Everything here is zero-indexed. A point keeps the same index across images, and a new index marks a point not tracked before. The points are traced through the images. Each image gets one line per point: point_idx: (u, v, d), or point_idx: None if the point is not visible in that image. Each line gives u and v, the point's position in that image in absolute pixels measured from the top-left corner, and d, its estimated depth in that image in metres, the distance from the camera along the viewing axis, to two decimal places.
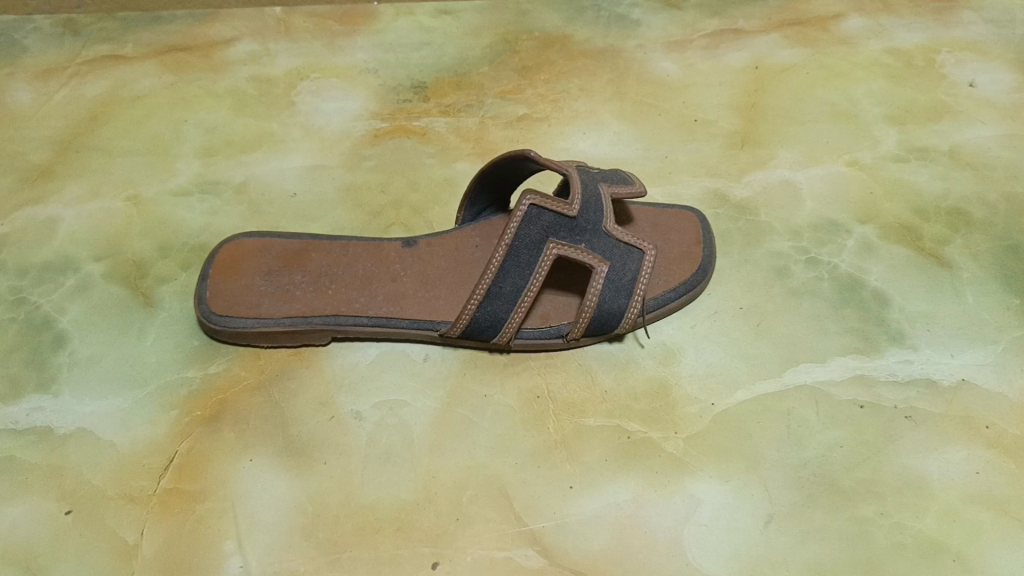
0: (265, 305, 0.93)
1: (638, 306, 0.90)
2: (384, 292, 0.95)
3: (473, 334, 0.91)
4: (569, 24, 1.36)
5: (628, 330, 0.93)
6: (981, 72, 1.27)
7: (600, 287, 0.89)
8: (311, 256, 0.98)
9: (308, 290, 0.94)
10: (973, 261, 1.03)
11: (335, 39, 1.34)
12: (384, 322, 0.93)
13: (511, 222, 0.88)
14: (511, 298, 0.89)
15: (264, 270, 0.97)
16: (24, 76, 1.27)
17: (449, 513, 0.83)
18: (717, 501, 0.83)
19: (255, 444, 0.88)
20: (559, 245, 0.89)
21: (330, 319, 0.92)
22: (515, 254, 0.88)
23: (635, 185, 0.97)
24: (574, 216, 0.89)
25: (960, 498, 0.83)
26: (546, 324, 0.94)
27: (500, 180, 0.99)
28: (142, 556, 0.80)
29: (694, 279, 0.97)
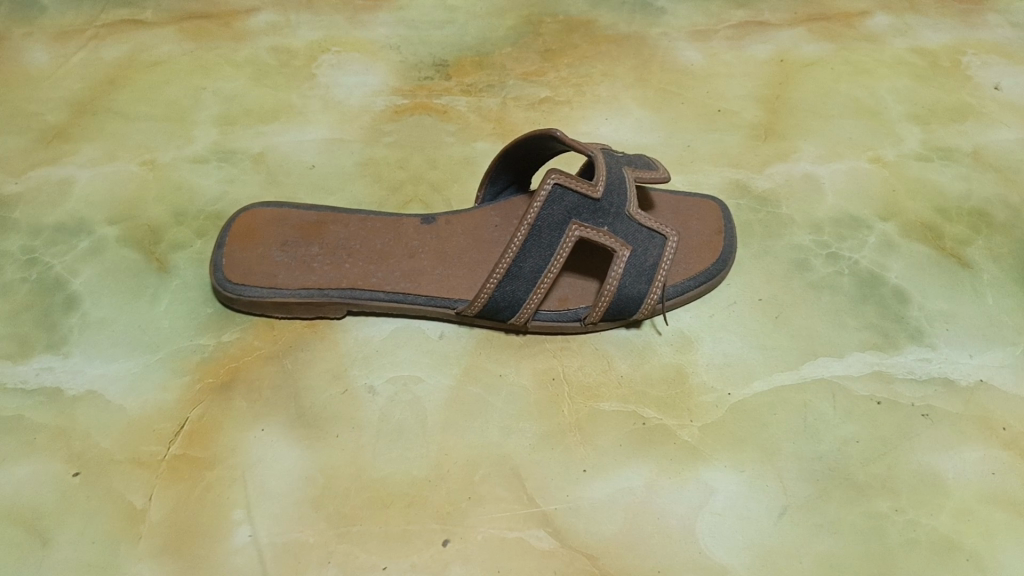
0: (281, 275, 0.92)
1: (658, 293, 0.90)
2: (402, 268, 0.94)
3: (490, 313, 0.90)
4: (594, 9, 1.35)
5: (646, 317, 0.92)
6: (1006, 75, 1.26)
7: (621, 272, 0.88)
8: (329, 228, 0.97)
9: (325, 263, 0.93)
10: (994, 263, 1.03)
11: (357, 13, 1.32)
12: (400, 298, 0.92)
13: (534, 202, 0.86)
14: (531, 279, 0.88)
15: (281, 240, 0.96)
16: (42, 37, 1.26)
17: (461, 492, 0.82)
18: (731, 491, 0.83)
19: (266, 414, 0.87)
20: (582, 226, 0.88)
21: (346, 293, 0.91)
22: (537, 235, 0.87)
23: (659, 172, 0.96)
24: (598, 199, 0.88)
25: (975, 497, 0.83)
26: (563, 307, 0.93)
27: (522, 160, 0.98)
28: (150, 522, 0.79)
29: (714, 269, 0.96)
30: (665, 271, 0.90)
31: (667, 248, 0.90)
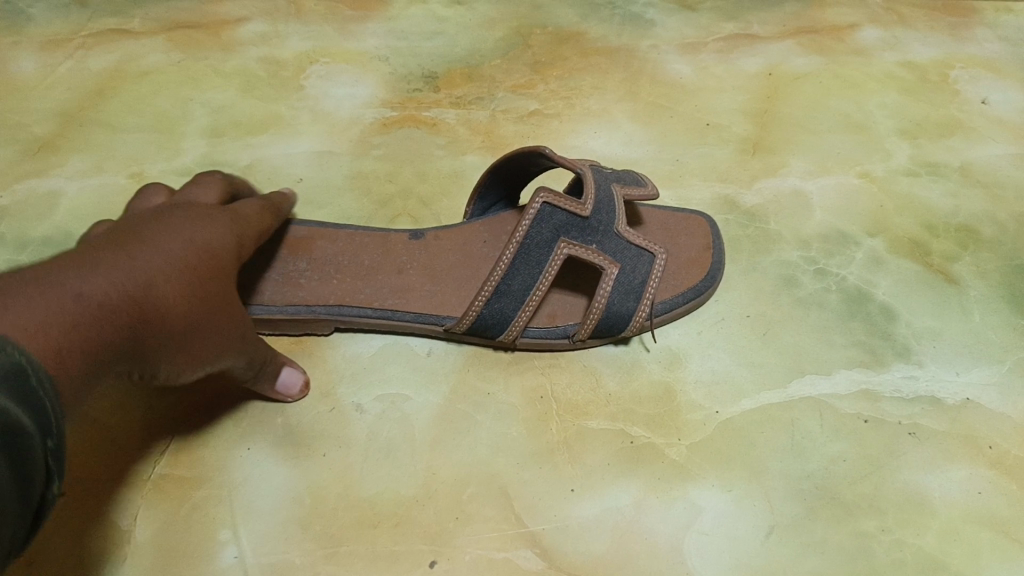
0: (267, 291, 0.91)
1: (647, 310, 0.90)
2: (391, 286, 0.93)
3: (478, 330, 0.90)
4: (583, 21, 1.35)
5: (633, 333, 0.92)
6: (994, 90, 1.26)
7: (609, 289, 0.88)
8: (316, 243, 0.96)
9: (313, 279, 0.92)
10: (981, 280, 1.03)
11: (347, 23, 1.32)
12: (389, 314, 0.91)
13: (523, 220, 0.86)
14: (519, 297, 0.88)
15: (267, 252, 0.94)
16: (30, 47, 1.25)
17: (448, 511, 0.82)
18: (718, 511, 0.83)
19: (253, 432, 0.87)
20: (570, 244, 0.88)
21: (334, 310, 0.91)
22: (525, 253, 0.87)
23: (648, 189, 0.96)
24: (586, 217, 0.88)
25: (961, 516, 0.83)
26: (552, 325, 0.93)
27: (510, 175, 0.97)
28: (136, 542, 0.79)
29: (702, 285, 0.96)
30: (654, 290, 0.90)
31: (655, 266, 0.90)
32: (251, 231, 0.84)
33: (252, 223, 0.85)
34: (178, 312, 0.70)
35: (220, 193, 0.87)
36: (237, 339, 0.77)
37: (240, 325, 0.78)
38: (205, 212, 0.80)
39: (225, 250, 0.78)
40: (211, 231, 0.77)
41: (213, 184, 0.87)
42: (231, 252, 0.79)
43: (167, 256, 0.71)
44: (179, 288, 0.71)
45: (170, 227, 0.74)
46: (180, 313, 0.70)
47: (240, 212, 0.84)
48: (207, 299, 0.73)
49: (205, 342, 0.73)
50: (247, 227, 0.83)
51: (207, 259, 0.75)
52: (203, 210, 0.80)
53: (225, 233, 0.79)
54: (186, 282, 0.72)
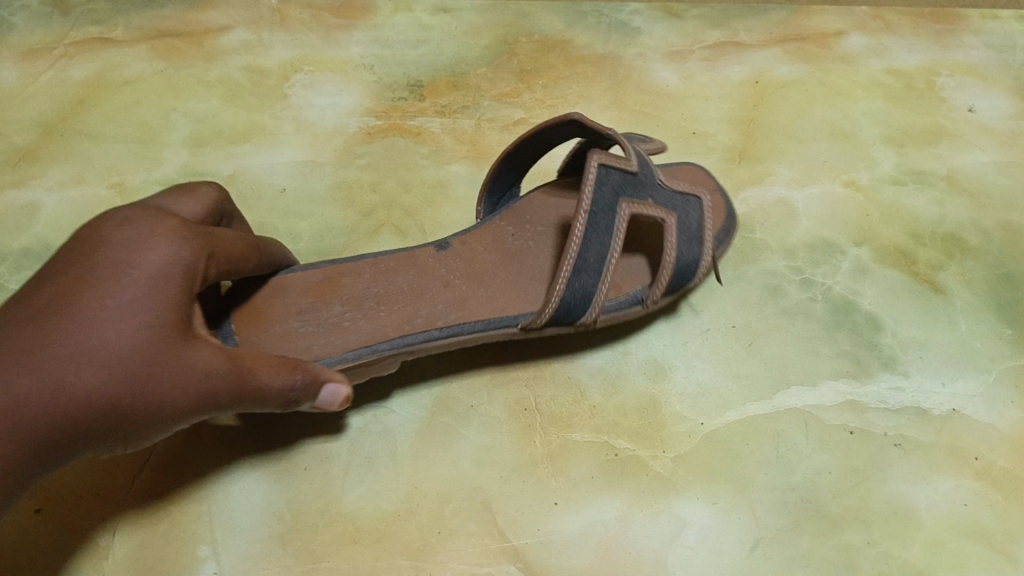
0: (317, 345, 0.80)
1: (711, 252, 0.91)
2: (444, 299, 0.87)
3: (562, 318, 0.85)
4: (569, 29, 1.34)
5: (701, 282, 0.92)
6: (980, 97, 1.26)
7: (676, 240, 0.88)
8: (343, 283, 0.86)
9: (358, 317, 0.83)
10: (967, 289, 1.03)
11: (332, 32, 1.31)
12: (458, 330, 0.84)
13: (586, 186, 0.83)
14: (596, 267, 0.84)
15: (294, 307, 0.83)
16: (11, 56, 1.25)
17: (431, 526, 0.82)
18: (703, 524, 0.83)
19: (234, 446, 0.86)
20: (631, 202, 0.86)
21: (397, 342, 0.82)
22: (595, 220, 0.84)
23: (652, 143, 1.01)
24: (634, 172, 0.87)
25: (946, 528, 0.83)
26: (620, 295, 0.90)
27: (519, 159, 0.96)
28: (113, 559, 0.79)
29: (730, 224, 0.97)
30: (709, 231, 0.91)
31: (703, 206, 0.92)
32: (214, 256, 0.71)
33: (222, 246, 0.73)
34: (104, 389, 0.59)
35: (201, 213, 0.76)
36: (211, 387, 0.65)
37: (209, 370, 0.65)
38: (146, 237, 0.66)
39: (158, 297, 0.64)
40: (139, 276, 0.63)
41: (199, 201, 0.77)
42: (172, 290, 0.65)
43: (82, 327, 0.59)
44: (99, 359, 0.59)
45: (85, 280, 0.61)
46: (110, 385, 0.60)
47: (208, 234, 0.72)
48: (150, 356, 0.61)
49: (156, 403, 0.62)
50: (194, 258, 0.68)
51: (143, 311, 0.62)
52: (131, 241, 0.65)
53: (149, 270, 0.64)
54: (114, 348, 0.60)
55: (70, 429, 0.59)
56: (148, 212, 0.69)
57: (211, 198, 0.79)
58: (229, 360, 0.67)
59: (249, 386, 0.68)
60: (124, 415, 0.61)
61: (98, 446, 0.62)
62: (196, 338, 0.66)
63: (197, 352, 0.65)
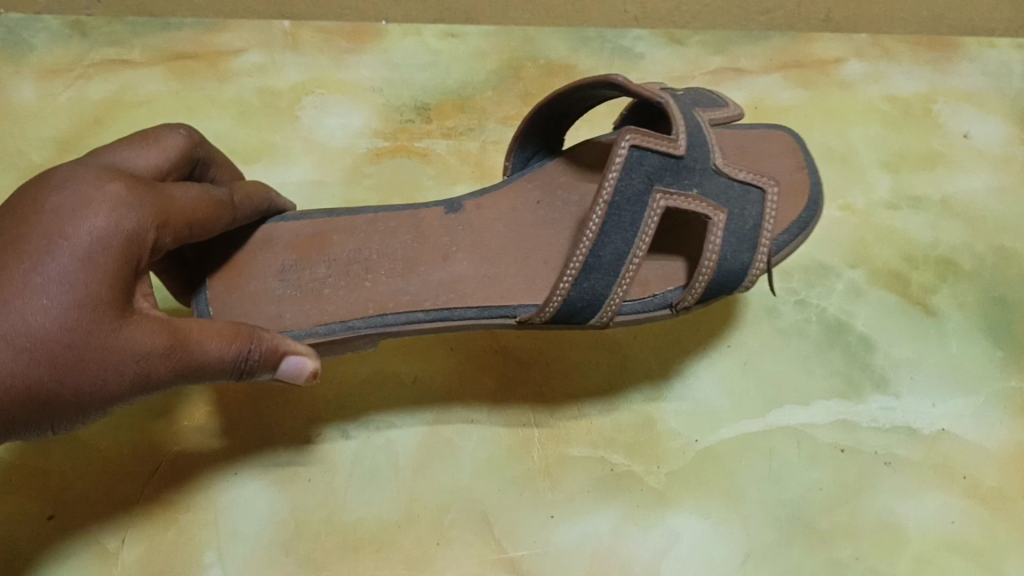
0: (288, 313, 0.78)
1: (765, 257, 0.78)
2: (436, 276, 0.83)
3: (566, 316, 0.79)
4: (573, 53, 1.37)
5: (750, 287, 0.81)
6: (975, 123, 1.29)
7: (720, 241, 0.77)
8: (331, 240, 0.84)
9: (339, 286, 0.81)
10: (959, 312, 1.05)
11: (342, 55, 1.34)
12: (444, 315, 0.81)
13: (612, 172, 0.74)
14: (611, 269, 0.76)
15: (275, 267, 0.82)
16: (31, 76, 1.29)
17: (431, 535, 0.85)
18: (695, 537, 0.86)
19: (239, 457, 0.89)
20: (666, 193, 0.76)
21: (374, 319, 0.80)
22: (617, 212, 0.75)
23: (730, 108, 0.88)
24: (680, 157, 0.77)
25: (936, 544, 0.86)
26: (648, 294, 0.82)
27: (559, 114, 0.89)
28: (124, 565, 0.82)
29: (807, 216, 0.83)
30: (768, 232, 0.78)
31: (766, 202, 0.79)
32: (167, 223, 0.68)
33: (177, 209, 0.70)
34: (22, 378, 0.59)
35: (163, 162, 0.75)
36: (145, 369, 0.64)
37: (143, 352, 0.63)
38: (82, 205, 0.64)
39: (90, 275, 0.62)
40: (69, 252, 0.62)
41: (162, 150, 0.76)
42: (109, 267, 0.63)
43: (1, 314, 0.59)
44: (17, 347, 0.59)
45: (12, 257, 0.61)
46: (28, 373, 0.59)
47: (160, 196, 0.69)
48: (73, 341, 0.61)
49: (83, 387, 0.62)
50: (141, 228, 0.65)
51: (66, 293, 0.61)
52: (68, 213, 0.63)
53: (81, 248, 0.62)
54: (34, 334, 0.59)
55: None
56: (94, 173, 0.67)
57: (177, 147, 0.77)
58: (168, 339, 0.65)
59: (193, 363, 0.66)
60: (50, 401, 0.61)
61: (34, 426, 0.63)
62: (132, 315, 0.64)
63: (132, 333, 0.63)
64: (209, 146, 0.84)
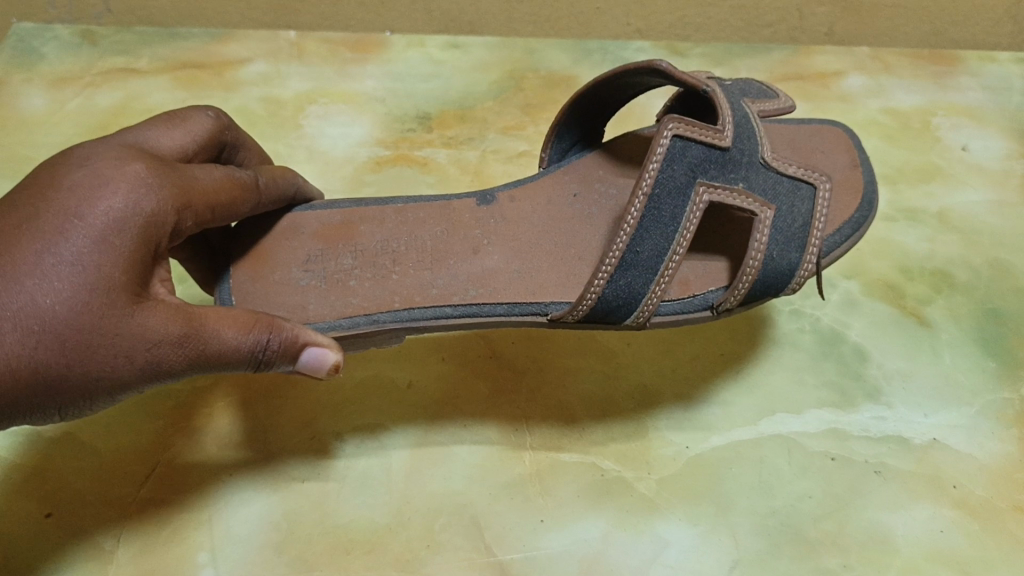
0: (312, 303, 0.78)
1: (813, 259, 0.77)
2: (466, 270, 0.82)
3: (601, 315, 0.77)
4: (576, 65, 1.39)
5: (796, 289, 0.80)
6: (974, 137, 1.29)
7: (766, 238, 0.76)
8: (359, 230, 0.84)
9: (364, 277, 0.81)
10: (954, 324, 1.05)
11: (347, 65, 1.36)
12: (472, 311, 0.80)
13: (654, 159, 0.73)
14: (650, 266, 0.75)
15: (302, 256, 0.82)
16: (41, 84, 1.31)
17: (420, 539, 0.85)
18: (684, 545, 0.85)
19: (235, 459, 0.90)
20: (709, 186, 0.75)
21: (400, 315, 0.79)
22: (656, 205, 0.74)
23: (782, 99, 0.88)
24: (727, 148, 0.75)
25: (923, 555, 0.85)
26: (689, 294, 0.80)
27: (599, 101, 0.90)
28: (117, 563, 0.83)
29: (861, 216, 0.82)
30: (819, 232, 0.78)
31: (818, 199, 0.78)
32: (189, 206, 0.67)
33: (199, 191, 0.69)
34: (28, 360, 0.58)
35: (188, 143, 0.75)
36: (156, 356, 0.63)
37: (155, 339, 0.62)
38: (100, 184, 0.63)
39: (103, 257, 0.61)
40: (84, 233, 0.61)
41: (189, 131, 0.76)
42: (124, 249, 0.62)
43: (9, 294, 0.58)
44: (24, 328, 0.58)
45: (26, 235, 0.60)
46: (34, 356, 0.58)
47: (182, 177, 0.68)
48: (82, 324, 0.59)
49: (92, 373, 0.61)
50: (160, 210, 0.64)
51: (78, 274, 0.60)
52: (84, 192, 0.62)
53: (97, 229, 0.61)
54: (43, 316, 0.58)
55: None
56: (116, 152, 0.66)
57: (205, 128, 0.77)
58: (182, 326, 0.63)
59: (207, 351, 0.65)
60: (57, 385, 0.60)
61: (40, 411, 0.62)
62: (146, 301, 0.63)
63: (146, 318, 0.62)
64: (238, 131, 0.84)
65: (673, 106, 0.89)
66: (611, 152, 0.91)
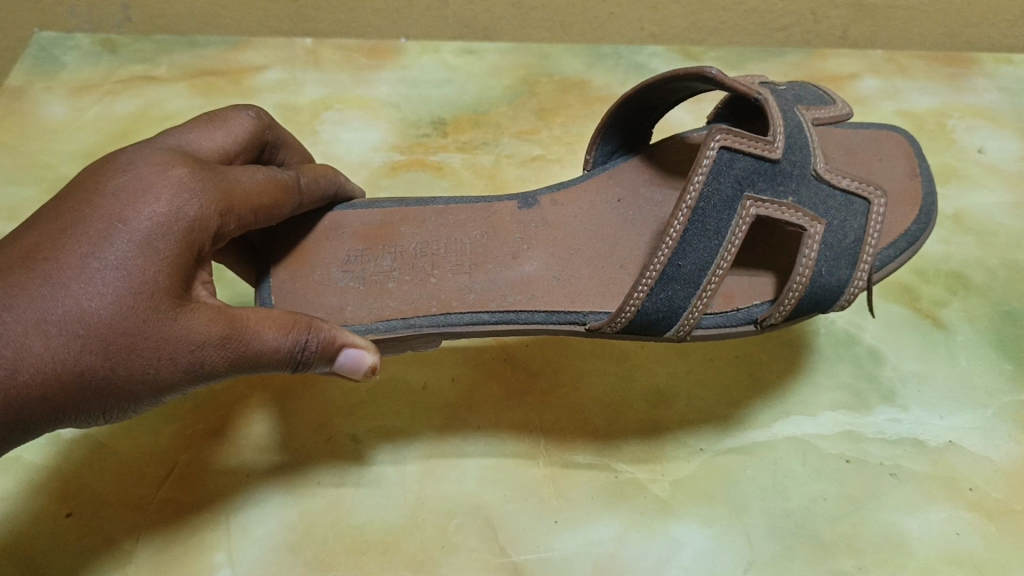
0: (350, 305, 0.80)
1: (863, 276, 0.76)
2: (504, 274, 0.83)
3: (640, 327, 0.78)
4: (589, 69, 1.39)
5: (846, 305, 0.78)
6: (990, 139, 1.29)
7: (815, 254, 0.74)
8: (399, 231, 0.85)
9: (403, 279, 0.82)
10: (970, 325, 1.05)
11: (362, 72, 1.38)
12: (510, 318, 0.81)
13: (699, 172, 0.73)
14: (691, 279, 0.75)
15: (342, 256, 0.83)
16: (61, 92, 1.33)
17: (435, 539, 0.86)
18: (698, 546, 0.85)
19: (252, 459, 0.91)
20: (757, 200, 0.74)
21: (437, 319, 0.80)
22: (700, 219, 0.74)
23: (837, 106, 0.87)
24: (777, 160, 0.75)
25: (938, 557, 0.85)
26: (732, 308, 0.80)
27: (648, 106, 0.88)
28: (135, 562, 0.84)
29: (916, 230, 0.81)
30: (871, 246, 0.76)
31: (871, 214, 0.77)
32: (231, 209, 0.68)
33: (243, 194, 0.69)
34: (74, 364, 0.59)
35: (228, 143, 0.75)
36: (199, 358, 0.63)
37: (198, 341, 0.63)
38: (145, 189, 0.64)
39: (148, 261, 0.62)
40: (129, 238, 0.62)
41: (230, 132, 0.76)
42: (168, 253, 0.63)
43: (55, 298, 0.59)
44: (70, 331, 0.59)
45: (72, 240, 0.61)
46: (80, 359, 0.59)
47: (225, 180, 0.68)
48: (128, 327, 0.60)
49: (136, 375, 0.62)
50: (203, 214, 0.65)
51: (123, 278, 0.61)
52: (129, 197, 0.63)
53: (141, 233, 0.62)
54: (89, 319, 0.59)
55: (44, 401, 0.59)
56: (159, 156, 0.67)
57: (246, 130, 0.77)
58: (225, 327, 0.64)
59: (249, 353, 0.65)
60: (102, 389, 0.61)
61: (84, 414, 0.63)
62: (189, 304, 0.64)
63: (189, 321, 0.63)
64: (276, 130, 0.84)
65: (722, 112, 0.89)
66: (655, 155, 0.89)
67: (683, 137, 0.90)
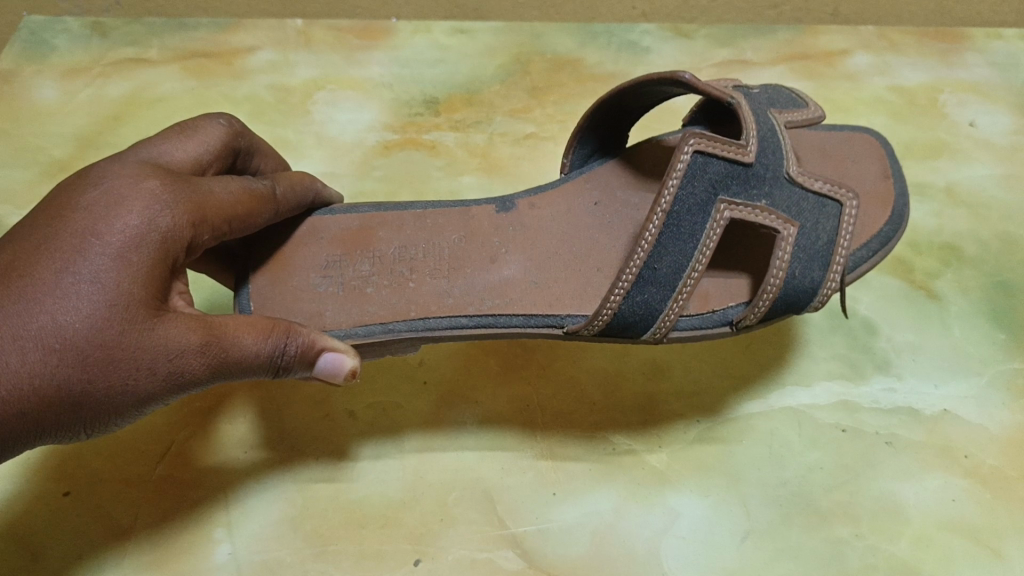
0: (329, 311, 0.79)
1: (836, 278, 0.77)
2: (484, 279, 0.82)
3: (618, 329, 0.77)
4: (581, 48, 1.39)
5: (819, 306, 0.79)
6: (981, 113, 1.29)
7: (788, 256, 0.75)
8: (377, 236, 0.84)
9: (382, 285, 0.81)
10: (963, 296, 1.05)
11: (354, 52, 1.37)
12: (488, 323, 0.81)
13: (671, 177, 0.73)
14: (668, 283, 0.74)
15: (319, 261, 0.82)
16: (52, 74, 1.33)
17: (434, 513, 0.86)
18: (695, 516, 0.86)
19: (251, 437, 0.91)
20: (731, 202, 0.74)
21: (416, 325, 0.80)
22: (675, 222, 0.73)
23: (810, 109, 0.87)
24: (749, 164, 0.75)
25: (934, 524, 0.86)
26: (708, 309, 0.80)
27: (623, 109, 0.88)
28: (133, 540, 0.84)
29: (888, 231, 0.81)
30: (843, 249, 0.77)
31: (843, 216, 0.77)
32: (206, 220, 0.67)
33: (217, 204, 0.68)
34: (52, 378, 0.58)
35: (201, 153, 0.74)
36: (179, 367, 0.63)
37: (177, 349, 0.62)
38: (118, 202, 0.63)
39: (123, 273, 0.61)
40: (103, 251, 0.61)
41: (202, 141, 0.75)
42: (143, 264, 0.62)
43: (30, 313, 0.58)
44: (46, 346, 0.58)
45: (46, 255, 0.60)
46: (57, 374, 0.58)
47: (198, 191, 0.67)
48: (105, 340, 0.59)
49: (115, 386, 0.61)
50: (177, 226, 0.64)
51: (98, 291, 0.60)
52: (103, 211, 0.62)
53: (114, 246, 0.61)
54: (65, 333, 0.58)
55: (23, 418, 0.58)
56: (132, 168, 0.66)
57: (218, 138, 0.76)
58: (204, 334, 0.63)
59: (227, 361, 0.64)
60: (80, 403, 0.60)
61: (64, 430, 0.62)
62: (166, 314, 0.63)
63: (167, 330, 0.62)
64: (251, 136, 0.83)
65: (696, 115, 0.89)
66: (631, 161, 0.90)
67: (658, 140, 0.91)
